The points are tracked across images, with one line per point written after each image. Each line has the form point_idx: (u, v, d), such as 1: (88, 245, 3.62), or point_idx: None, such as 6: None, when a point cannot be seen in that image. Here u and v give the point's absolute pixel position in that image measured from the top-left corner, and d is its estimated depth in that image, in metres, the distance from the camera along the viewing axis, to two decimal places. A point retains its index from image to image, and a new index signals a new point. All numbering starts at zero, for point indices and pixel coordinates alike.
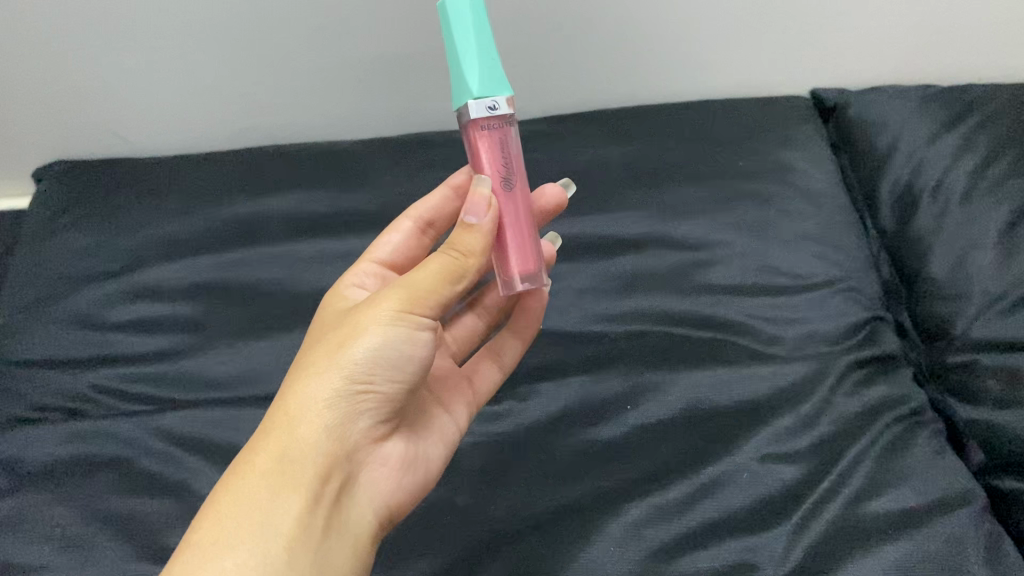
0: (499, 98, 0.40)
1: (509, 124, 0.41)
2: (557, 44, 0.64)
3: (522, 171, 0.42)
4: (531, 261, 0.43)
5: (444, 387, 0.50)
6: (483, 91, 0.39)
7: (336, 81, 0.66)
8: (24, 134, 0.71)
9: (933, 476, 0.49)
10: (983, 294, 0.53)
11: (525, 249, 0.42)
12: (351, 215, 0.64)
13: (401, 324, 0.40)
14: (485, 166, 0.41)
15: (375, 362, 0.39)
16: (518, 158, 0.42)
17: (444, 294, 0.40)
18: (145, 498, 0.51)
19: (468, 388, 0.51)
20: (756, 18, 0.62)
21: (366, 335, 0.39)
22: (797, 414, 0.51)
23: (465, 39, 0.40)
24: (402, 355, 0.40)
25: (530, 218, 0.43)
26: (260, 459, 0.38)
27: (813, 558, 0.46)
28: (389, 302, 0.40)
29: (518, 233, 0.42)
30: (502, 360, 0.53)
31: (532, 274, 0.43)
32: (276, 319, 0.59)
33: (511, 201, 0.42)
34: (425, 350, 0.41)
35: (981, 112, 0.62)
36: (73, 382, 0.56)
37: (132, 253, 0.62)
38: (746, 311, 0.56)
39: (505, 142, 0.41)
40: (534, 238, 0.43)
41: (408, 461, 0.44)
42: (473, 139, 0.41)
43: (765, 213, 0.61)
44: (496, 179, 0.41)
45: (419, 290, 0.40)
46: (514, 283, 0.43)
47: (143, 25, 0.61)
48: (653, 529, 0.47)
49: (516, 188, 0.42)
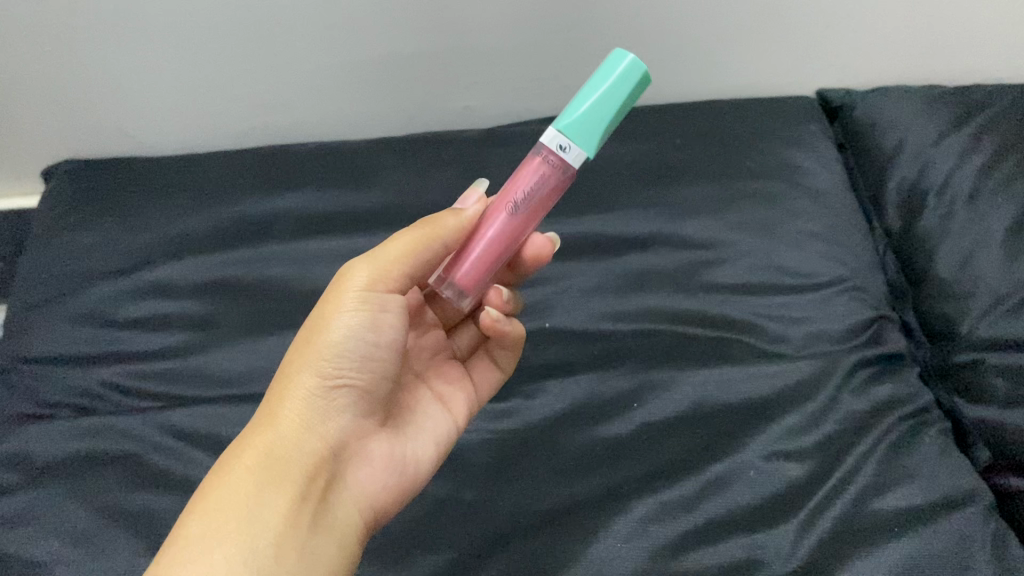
0: (571, 148, 0.41)
1: (563, 172, 0.42)
2: (565, 43, 0.64)
3: (539, 210, 0.43)
4: (463, 275, 0.43)
5: (439, 379, 0.51)
6: (565, 130, 0.41)
7: (345, 81, 0.67)
8: (32, 132, 0.71)
9: (938, 474, 0.49)
10: (989, 293, 0.53)
11: (471, 265, 0.43)
12: (359, 213, 0.64)
13: (366, 304, 0.42)
14: (514, 182, 0.43)
15: (346, 343, 0.42)
16: (544, 197, 0.42)
17: (401, 269, 0.43)
18: (156, 494, 0.51)
19: (467, 382, 0.51)
20: (762, 18, 0.62)
21: (332, 325, 0.42)
22: (803, 412, 0.52)
23: (592, 87, 0.41)
24: (366, 340, 0.43)
25: (503, 245, 0.43)
26: (245, 457, 0.40)
27: (820, 555, 0.46)
28: (349, 289, 0.43)
29: (481, 250, 0.43)
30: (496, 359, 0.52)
31: (449, 280, 0.44)
32: (285, 317, 0.59)
33: (496, 215, 0.43)
34: (391, 335, 0.44)
35: (988, 112, 0.62)
36: (84, 379, 0.56)
37: (141, 250, 0.62)
38: (752, 309, 0.56)
39: (541, 176, 0.42)
40: (487, 265, 0.43)
41: (397, 453, 0.46)
42: (531, 157, 0.42)
43: (770, 213, 0.61)
44: (509, 198, 0.42)
45: (377, 273, 0.43)
46: (443, 283, 0.44)
47: (152, 25, 0.61)
48: (659, 526, 0.47)
49: (515, 213, 0.43)
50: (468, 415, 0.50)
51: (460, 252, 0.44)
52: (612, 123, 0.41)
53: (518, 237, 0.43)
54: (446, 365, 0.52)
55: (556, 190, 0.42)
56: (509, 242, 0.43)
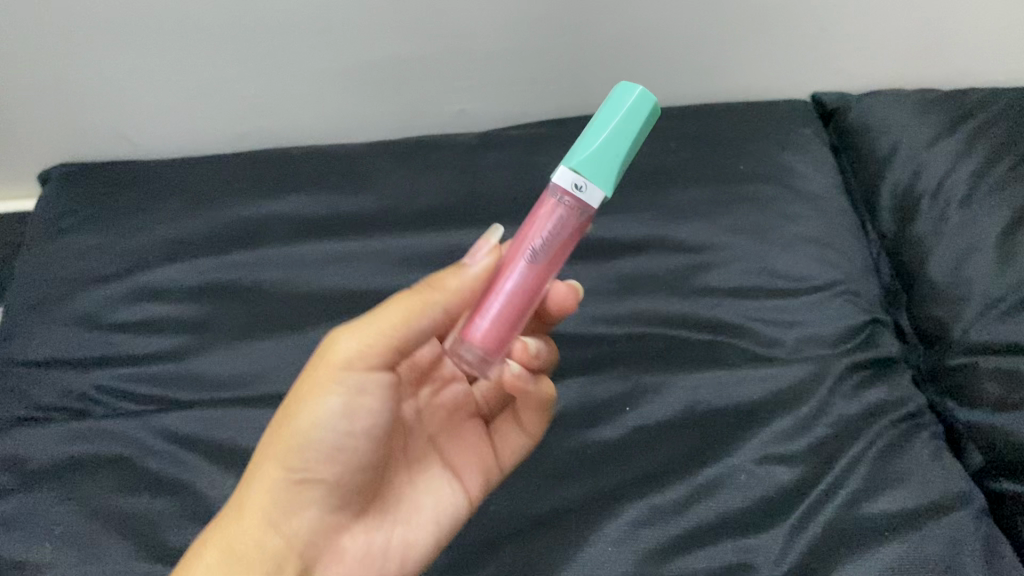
0: (589, 186, 0.40)
1: (581, 212, 0.41)
2: (559, 46, 0.64)
3: (559, 255, 0.42)
4: (485, 338, 0.41)
5: (454, 447, 0.50)
6: (579, 169, 0.40)
7: (341, 84, 0.67)
8: (30, 136, 0.71)
9: (929, 478, 0.49)
10: (982, 297, 0.53)
11: (494, 327, 0.41)
12: (353, 217, 0.64)
13: (344, 385, 0.42)
14: (530, 227, 0.41)
15: (321, 426, 0.42)
16: (563, 243, 0.41)
17: (379, 350, 0.43)
18: (149, 497, 0.52)
19: (486, 449, 0.51)
20: (757, 21, 0.62)
21: (302, 413, 0.43)
22: (794, 416, 0.52)
23: (600, 121, 0.41)
24: (337, 429, 0.43)
25: (525, 300, 0.42)
26: (207, 553, 0.40)
27: (809, 558, 0.46)
28: (320, 376, 0.43)
29: (504, 305, 0.41)
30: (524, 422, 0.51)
31: (470, 346, 0.41)
32: (280, 321, 0.59)
33: (514, 268, 0.41)
34: (365, 422, 0.43)
35: (983, 116, 0.62)
36: (79, 382, 0.57)
37: (136, 254, 0.63)
38: (745, 313, 0.57)
39: (559, 221, 0.41)
40: (511, 324, 0.41)
41: (377, 546, 0.45)
42: (542, 201, 0.42)
43: (764, 216, 0.61)
44: (527, 244, 0.41)
45: (347, 358, 0.42)
46: (464, 347, 0.42)
47: (148, 28, 0.61)
48: (651, 529, 0.48)
49: (534, 263, 0.41)
50: (479, 489, 0.49)
51: (479, 313, 0.41)
52: (625, 155, 0.40)
53: (535, 290, 0.42)
54: (466, 429, 0.51)
55: (574, 234, 0.41)
56: (531, 295, 0.42)
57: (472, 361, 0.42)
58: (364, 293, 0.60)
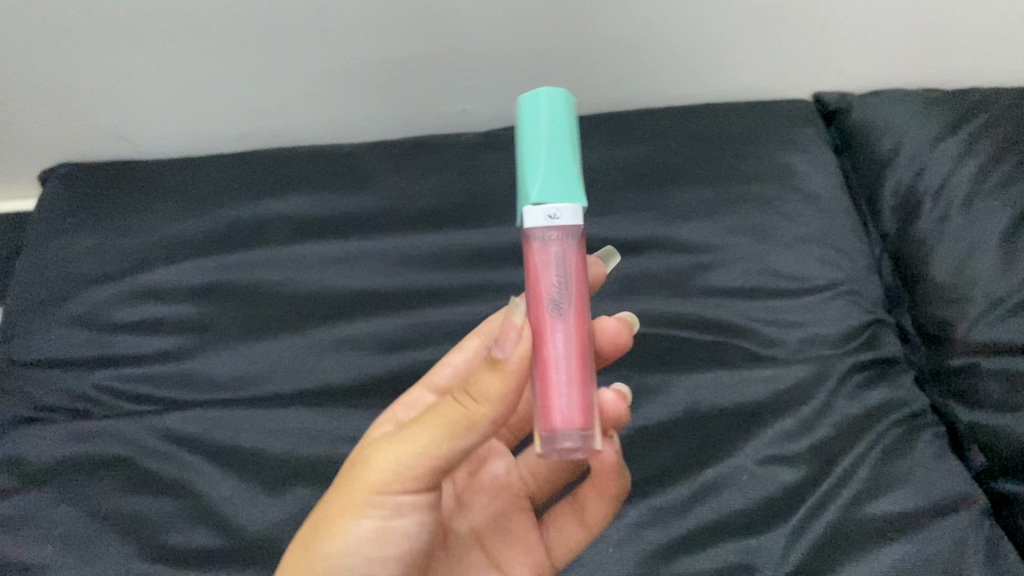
0: (561, 209, 0.39)
1: (570, 238, 0.40)
2: (560, 46, 0.64)
3: (579, 296, 0.40)
4: (574, 413, 0.37)
5: (497, 540, 0.52)
6: (544, 200, 0.40)
7: (341, 84, 0.67)
8: (30, 135, 0.71)
9: (932, 478, 0.49)
10: (983, 297, 0.53)
11: (576, 398, 0.38)
12: (354, 217, 0.64)
13: (381, 511, 0.41)
14: (538, 285, 0.39)
15: (354, 551, 0.41)
16: (578, 280, 0.40)
17: (417, 472, 0.41)
18: (150, 498, 0.52)
19: (533, 541, 0.52)
20: (759, 20, 0.62)
21: (336, 535, 0.41)
22: (796, 416, 0.52)
23: (534, 147, 0.41)
24: (370, 553, 0.42)
25: (585, 359, 0.39)
26: None
27: (811, 559, 0.47)
28: (354, 499, 0.41)
29: (567, 374, 0.38)
30: (583, 515, 0.50)
31: (564, 430, 0.37)
32: (280, 321, 0.59)
33: (553, 328, 0.39)
34: (401, 545, 0.42)
35: (985, 116, 0.62)
36: (79, 383, 0.57)
37: (136, 254, 0.63)
38: (747, 313, 0.56)
39: (561, 258, 0.39)
40: (589, 390, 0.38)
41: None
42: (531, 255, 0.40)
43: (765, 215, 0.61)
44: (547, 301, 0.39)
45: (381, 482, 0.41)
46: (558, 437, 0.37)
47: (148, 28, 0.61)
48: (653, 530, 0.48)
49: (567, 317, 0.39)
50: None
51: (550, 393, 0.38)
52: (574, 163, 0.41)
53: (588, 340, 0.39)
54: (511, 518, 0.53)
55: (581, 267, 0.40)
56: (585, 347, 0.39)
57: (575, 445, 0.38)
58: (364, 293, 0.60)
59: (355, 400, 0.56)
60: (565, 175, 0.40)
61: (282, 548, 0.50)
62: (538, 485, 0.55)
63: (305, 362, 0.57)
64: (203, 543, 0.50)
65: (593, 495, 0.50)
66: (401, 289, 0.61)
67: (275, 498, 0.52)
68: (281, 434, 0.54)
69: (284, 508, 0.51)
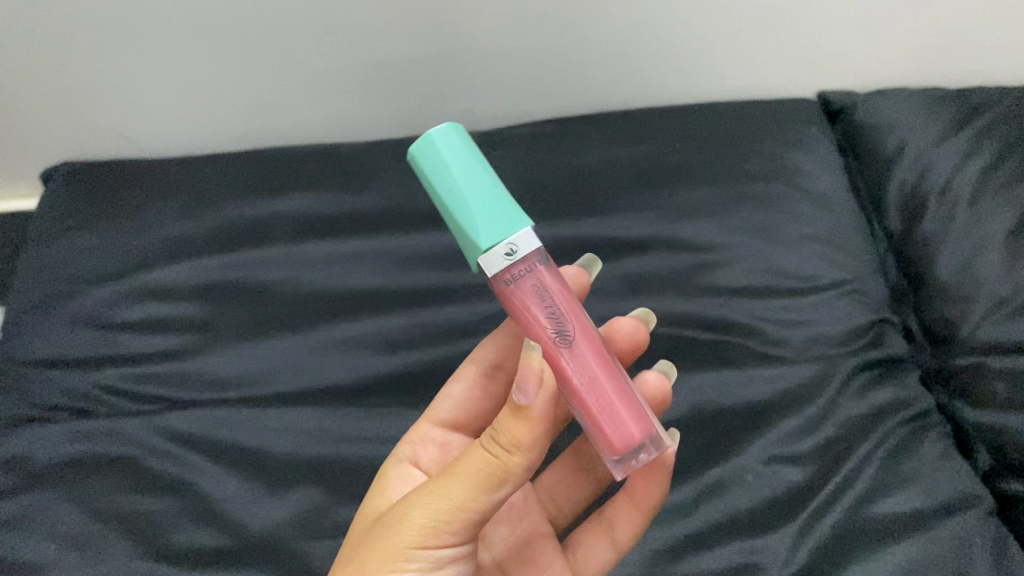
0: (515, 241, 0.41)
1: (541, 263, 0.41)
2: (563, 45, 0.64)
3: (576, 314, 0.42)
4: (632, 426, 0.40)
5: (524, 574, 0.50)
6: (495, 243, 0.40)
7: (343, 83, 0.66)
8: (32, 135, 0.71)
9: (939, 477, 0.49)
10: (989, 296, 0.53)
11: (627, 414, 0.41)
12: (357, 216, 0.64)
13: (419, 564, 0.39)
14: (535, 319, 0.41)
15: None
16: (566, 302, 0.42)
17: (459, 522, 0.39)
18: (154, 497, 0.52)
19: (562, 569, 0.50)
20: (762, 18, 0.62)
21: None
22: (802, 416, 0.51)
23: (458, 205, 0.41)
24: None
25: (611, 374, 0.41)
26: None
27: (817, 558, 0.46)
28: (390, 553, 0.39)
29: (610, 393, 0.41)
30: (616, 537, 0.49)
31: (632, 446, 0.40)
32: (283, 320, 0.59)
33: (572, 358, 0.41)
34: None
35: (989, 114, 0.62)
36: (82, 382, 0.56)
37: (138, 253, 0.62)
38: (751, 313, 0.56)
39: (542, 288, 0.41)
40: (632, 402, 0.41)
41: None
42: (513, 295, 0.41)
43: (770, 214, 0.61)
44: (552, 332, 0.41)
45: (417, 533, 0.39)
46: (630, 454, 0.40)
47: (149, 27, 0.61)
48: (657, 530, 0.49)
49: (575, 341, 0.41)
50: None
51: (603, 418, 0.40)
52: (500, 190, 0.42)
53: (603, 353, 0.42)
54: (536, 548, 0.51)
55: (563, 289, 0.42)
56: (606, 361, 0.42)
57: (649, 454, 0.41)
58: (367, 292, 0.60)
59: (359, 400, 0.56)
60: (499, 211, 0.41)
61: (285, 548, 0.50)
62: (558, 509, 0.53)
63: (308, 362, 0.57)
64: (206, 543, 0.50)
65: (628, 514, 0.48)
66: (405, 288, 0.60)
67: (278, 498, 0.52)
68: (284, 434, 0.54)
69: (288, 508, 0.51)
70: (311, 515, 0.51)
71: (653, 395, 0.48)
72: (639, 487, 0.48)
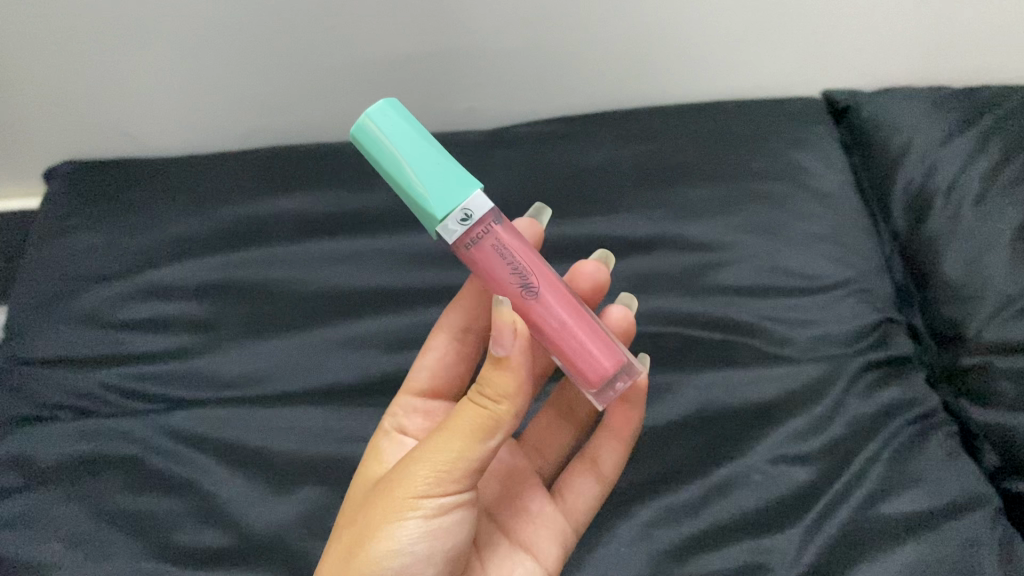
0: (468, 206, 0.41)
1: (495, 222, 0.42)
2: (568, 43, 0.64)
3: (539, 268, 0.43)
4: (606, 361, 0.43)
5: (518, 520, 0.52)
6: (446, 209, 0.40)
7: (348, 82, 0.66)
8: (35, 133, 0.71)
9: (946, 477, 0.49)
10: (996, 296, 0.53)
11: (600, 351, 0.43)
12: (361, 215, 0.63)
13: (423, 513, 0.41)
14: (500, 277, 0.42)
15: (400, 553, 0.41)
16: (527, 255, 0.43)
17: (457, 471, 0.41)
18: (158, 497, 0.51)
19: (555, 512, 0.52)
20: (769, 16, 0.62)
21: (380, 539, 0.41)
22: (809, 415, 0.51)
23: (401, 171, 0.41)
24: (418, 553, 0.41)
25: (580, 317, 0.43)
26: None
27: (824, 559, 0.47)
28: (394, 503, 0.41)
29: (584, 334, 0.43)
30: (600, 469, 0.52)
31: (608, 378, 0.43)
32: (287, 320, 0.59)
33: (541, 308, 0.42)
34: (449, 543, 0.42)
35: (996, 114, 0.61)
36: (85, 381, 0.56)
37: (141, 252, 0.62)
38: (757, 312, 0.56)
39: (501, 246, 0.42)
40: (602, 338, 0.43)
41: None
42: (476, 257, 0.42)
43: (775, 214, 0.61)
44: (517, 287, 0.42)
45: (417, 483, 0.41)
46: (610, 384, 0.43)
47: (153, 24, 0.61)
48: (664, 529, 0.49)
49: (541, 291, 0.42)
50: (558, 558, 0.50)
51: (578, 358, 0.43)
52: (443, 156, 0.41)
53: (570, 298, 0.44)
54: (528, 496, 0.54)
55: (521, 242, 0.43)
56: (573, 305, 0.43)
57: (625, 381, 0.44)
58: (372, 291, 0.60)
59: (364, 399, 0.56)
60: (445, 175, 0.41)
61: (291, 548, 0.50)
62: (545, 458, 0.57)
63: (312, 360, 0.57)
64: (210, 542, 0.50)
65: (611, 445, 0.52)
66: (409, 287, 0.60)
67: (283, 497, 0.51)
68: (289, 433, 0.54)
69: (292, 507, 0.51)
70: (316, 515, 0.51)
71: (620, 327, 0.51)
72: (617, 417, 0.52)
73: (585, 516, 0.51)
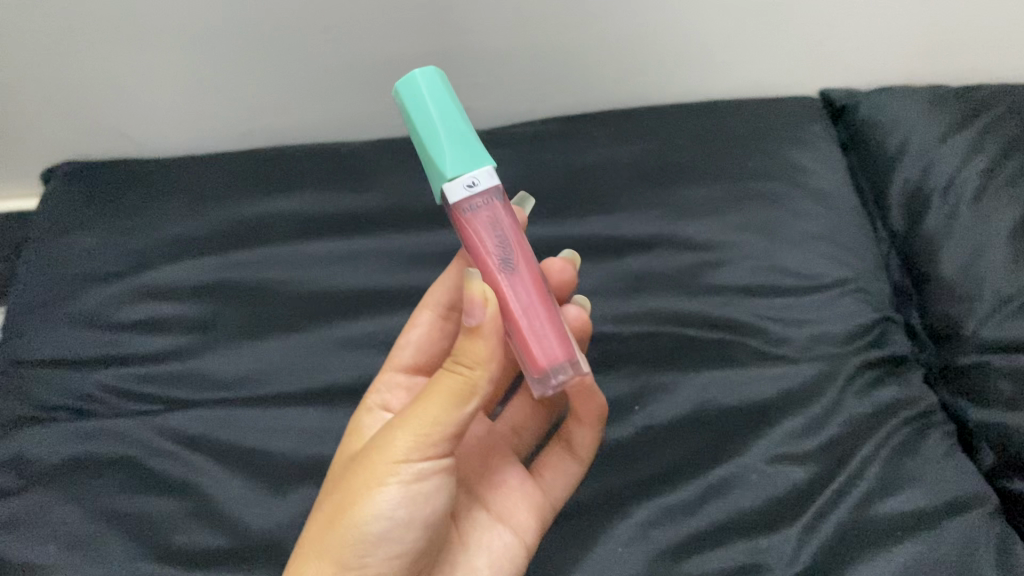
0: (477, 174, 0.41)
1: (494, 195, 0.42)
2: (566, 43, 0.64)
3: (519, 246, 0.43)
4: (560, 350, 0.42)
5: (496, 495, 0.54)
6: (455, 172, 0.41)
7: (345, 82, 0.66)
8: (34, 134, 0.71)
9: (942, 475, 0.49)
10: (992, 294, 0.53)
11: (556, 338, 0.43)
12: (358, 215, 0.63)
13: (401, 479, 0.41)
14: (484, 246, 0.42)
15: (379, 518, 0.41)
16: (513, 232, 0.43)
17: (435, 436, 0.41)
18: (156, 498, 0.51)
19: (533, 489, 0.53)
20: (766, 18, 0.62)
21: (360, 504, 0.41)
22: (806, 415, 0.51)
23: (423, 123, 0.42)
24: (397, 517, 0.42)
25: (547, 303, 0.43)
26: None
27: (821, 558, 0.47)
28: (375, 469, 0.42)
29: (543, 315, 0.43)
30: (576, 451, 0.53)
31: (556, 366, 0.42)
32: (285, 321, 0.59)
33: (512, 286, 0.43)
34: (428, 509, 0.43)
35: (992, 112, 0.61)
36: (83, 382, 0.56)
37: (139, 253, 0.62)
38: (755, 312, 0.56)
39: (494, 220, 0.42)
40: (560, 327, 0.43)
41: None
42: (463, 223, 0.42)
43: (774, 212, 0.60)
44: (495, 259, 0.42)
45: (394, 448, 0.41)
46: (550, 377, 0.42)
47: (149, 26, 0.61)
48: (662, 529, 0.49)
49: (517, 269, 0.43)
50: (535, 530, 0.51)
51: (533, 340, 0.42)
52: (467, 125, 0.42)
53: (542, 285, 0.44)
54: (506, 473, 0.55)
55: (512, 218, 0.43)
56: (542, 289, 0.44)
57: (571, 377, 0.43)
58: (368, 291, 0.60)
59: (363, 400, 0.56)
60: (462, 140, 0.42)
61: (288, 549, 0.50)
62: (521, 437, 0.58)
63: (311, 361, 0.57)
64: (206, 543, 0.50)
65: (583, 430, 0.52)
66: (407, 287, 0.60)
67: (281, 498, 0.51)
68: (287, 434, 0.54)
69: (290, 508, 0.51)
70: None
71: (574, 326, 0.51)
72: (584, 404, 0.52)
73: (560, 496, 0.52)
